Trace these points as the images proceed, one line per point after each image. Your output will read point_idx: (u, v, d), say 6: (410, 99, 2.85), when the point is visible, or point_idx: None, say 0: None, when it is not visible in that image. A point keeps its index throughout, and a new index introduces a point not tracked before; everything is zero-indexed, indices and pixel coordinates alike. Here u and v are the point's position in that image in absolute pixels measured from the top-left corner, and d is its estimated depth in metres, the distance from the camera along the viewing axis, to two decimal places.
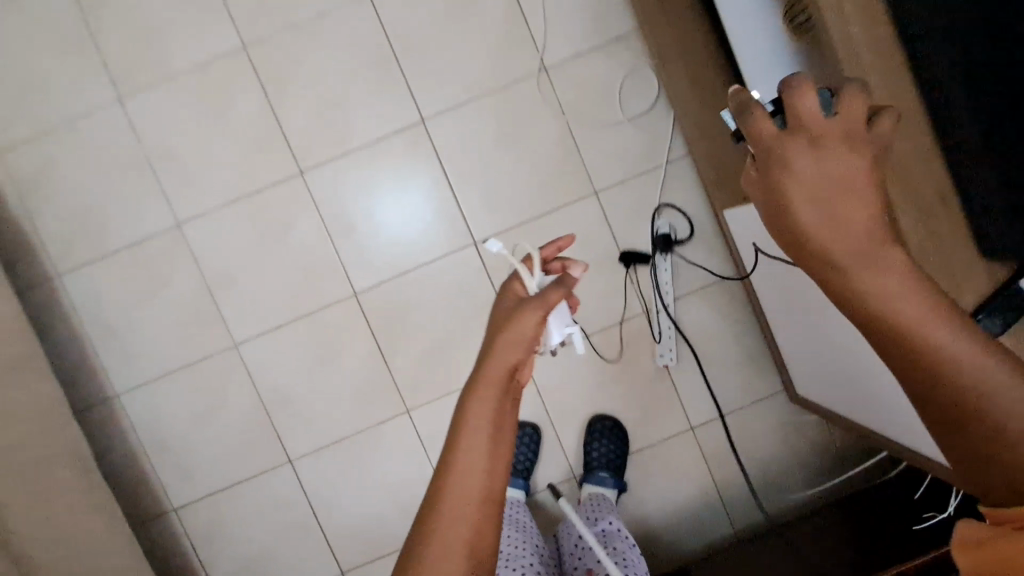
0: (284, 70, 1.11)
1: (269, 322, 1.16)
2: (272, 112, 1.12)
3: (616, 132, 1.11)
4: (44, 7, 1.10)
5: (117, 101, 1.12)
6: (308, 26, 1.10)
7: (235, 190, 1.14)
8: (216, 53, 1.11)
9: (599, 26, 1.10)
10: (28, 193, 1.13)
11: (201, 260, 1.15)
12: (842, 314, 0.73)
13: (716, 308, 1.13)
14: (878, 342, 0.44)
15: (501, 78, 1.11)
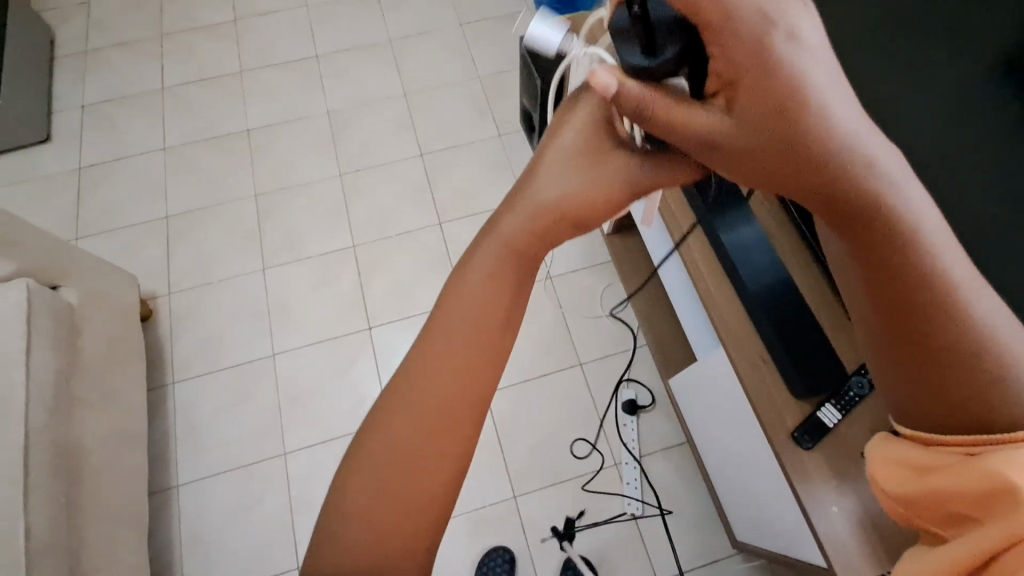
0: (376, 262, 1.66)
1: (316, 437, 1.46)
2: (361, 286, 1.63)
3: (597, 323, 1.55)
4: (236, 212, 1.74)
5: (261, 269, 1.65)
6: (398, 238, 1.69)
7: (320, 335, 1.57)
8: (335, 247, 1.68)
9: (588, 254, 1.64)
10: (176, 322, 1.59)
11: (280, 382, 1.52)
12: (744, 448, 1.05)
13: (672, 466, 1.40)
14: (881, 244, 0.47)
15: None
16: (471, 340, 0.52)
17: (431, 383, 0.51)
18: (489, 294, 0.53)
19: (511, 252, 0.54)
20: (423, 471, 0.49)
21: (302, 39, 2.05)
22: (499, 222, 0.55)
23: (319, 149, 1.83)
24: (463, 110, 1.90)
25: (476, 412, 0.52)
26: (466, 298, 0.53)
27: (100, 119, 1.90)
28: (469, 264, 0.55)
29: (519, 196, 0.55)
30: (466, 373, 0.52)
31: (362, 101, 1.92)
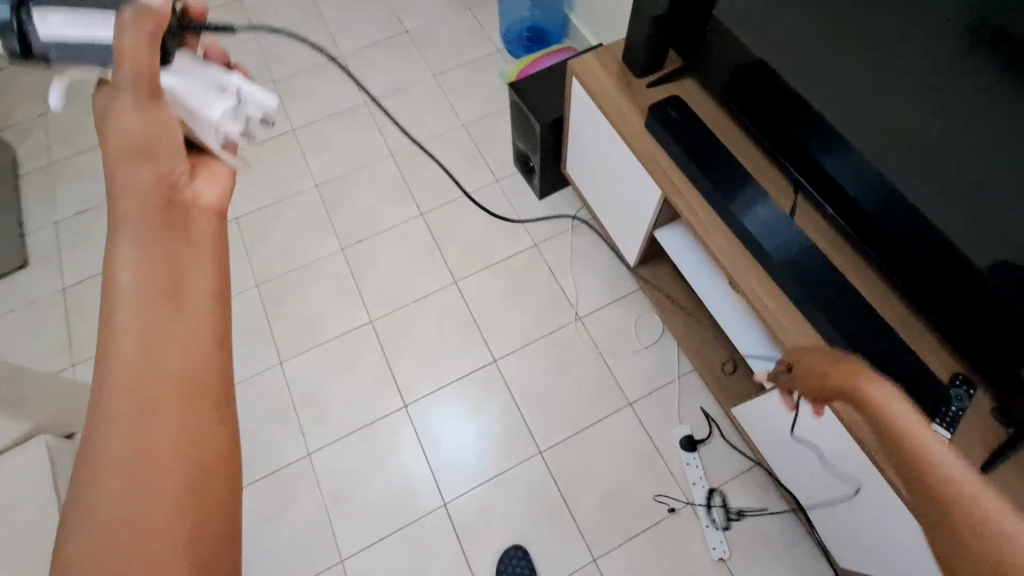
0: (398, 334, 1.59)
1: (373, 535, 1.37)
2: (387, 363, 1.55)
3: (638, 358, 1.51)
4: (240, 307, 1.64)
5: (278, 364, 1.56)
6: (417, 305, 1.63)
7: (355, 423, 1.48)
8: (353, 327, 1.60)
9: (613, 288, 1.61)
10: None
11: (322, 481, 1.42)
12: (836, 475, 1.02)
13: (747, 496, 1.35)
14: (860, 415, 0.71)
15: (550, 328, 1.57)
16: (146, 370, 0.54)
17: (136, 421, 0.52)
18: (139, 329, 0.55)
19: (146, 286, 0.57)
20: (188, 441, 0.53)
21: (275, 115, 2.00)
22: (117, 271, 0.57)
23: (316, 226, 1.77)
24: (456, 162, 1.86)
25: (216, 421, 0.55)
26: (141, 285, 0.57)
27: (77, 234, 1.79)
28: (100, 331, 0.55)
29: (112, 231, 0.59)
30: (149, 428, 0.52)
31: (351, 169, 1.87)
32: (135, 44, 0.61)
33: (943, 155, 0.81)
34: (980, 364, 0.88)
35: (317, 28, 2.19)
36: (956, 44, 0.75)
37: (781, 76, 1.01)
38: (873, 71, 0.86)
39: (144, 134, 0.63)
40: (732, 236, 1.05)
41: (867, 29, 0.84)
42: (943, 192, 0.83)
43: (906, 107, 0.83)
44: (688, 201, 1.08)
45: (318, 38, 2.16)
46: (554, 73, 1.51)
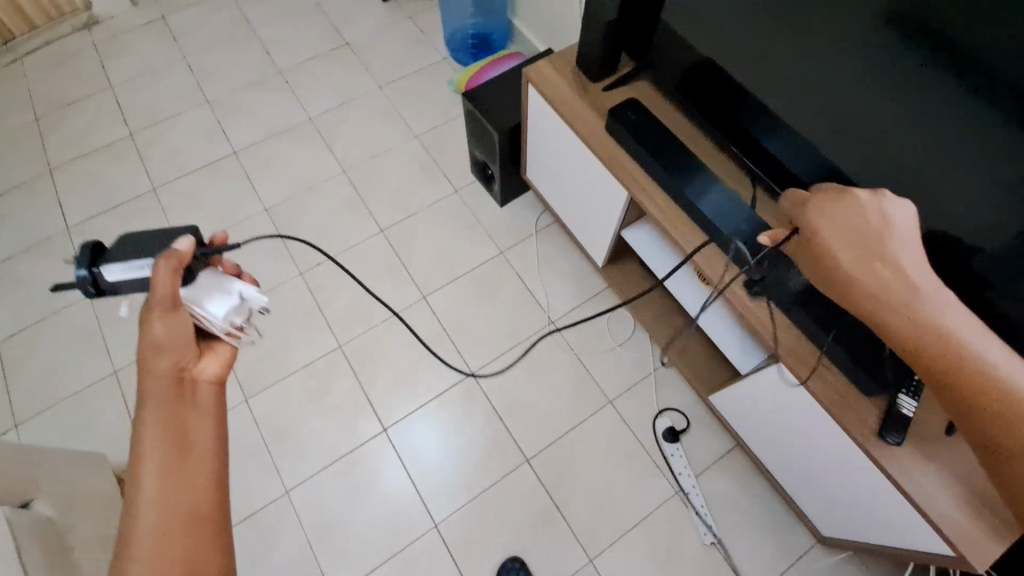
0: (370, 356, 1.54)
1: (364, 568, 1.32)
2: (362, 387, 1.50)
3: (613, 356, 1.54)
4: None
5: (245, 400, 1.48)
6: (387, 324, 1.58)
7: (334, 453, 1.43)
8: (321, 354, 1.54)
9: (582, 289, 1.62)
10: None
11: (304, 519, 1.36)
12: (814, 451, 1.07)
13: (731, 479, 1.40)
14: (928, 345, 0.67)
15: (525, 334, 1.57)
16: (165, 510, 0.68)
17: (155, 551, 0.65)
18: (159, 476, 0.69)
19: (164, 441, 0.71)
20: (189, 567, 0.66)
21: (216, 138, 1.89)
22: (140, 433, 0.72)
23: (271, 252, 1.68)
24: (413, 174, 1.83)
25: (216, 547, 0.68)
26: (160, 445, 0.71)
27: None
28: (130, 481, 0.70)
29: (142, 401, 0.74)
30: (162, 555, 0.65)
31: (304, 189, 1.80)
32: (161, 278, 0.72)
33: (889, 133, 0.87)
34: None
35: (252, 44, 2.10)
36: (884, 29, 0.79)
37: (732, 71, 1.05)
38: (814, 61, 0.91)
39: (172, 335, 0.75)
40: (698, 229, 1.08)
41: (802, 23, 0.89)
42: (896, 166, 0.89)
43: (849, 91, 0.88)
44: (653, 199, 1.10)
45: (255, 56, 2.07)
46: (506, 79, 1.50)
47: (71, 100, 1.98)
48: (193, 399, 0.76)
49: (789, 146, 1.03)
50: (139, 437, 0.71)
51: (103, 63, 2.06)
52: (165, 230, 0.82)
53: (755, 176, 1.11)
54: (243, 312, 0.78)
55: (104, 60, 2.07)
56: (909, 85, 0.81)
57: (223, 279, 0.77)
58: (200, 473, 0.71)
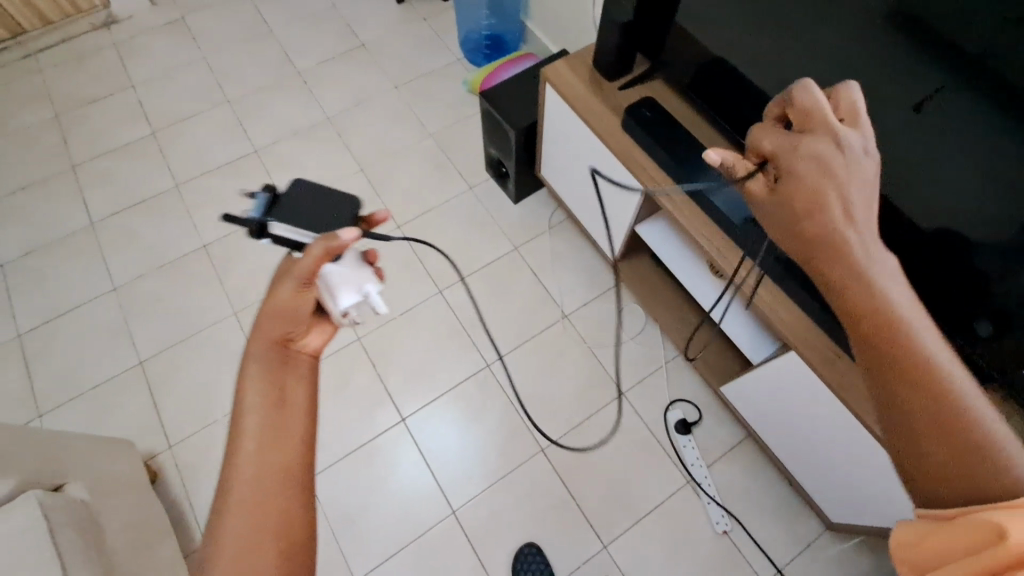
0: (388, 348, 1.58)
1: (384, 553, 1.36)
2: (380, 378, 1.54)
3: (625, 349, 1.57)
4: (219, 336, 1.59)
5: None
6: (404, 318, 1.62)
7: (354, 442, 1.47)
8: (340, 346, 1.58)
9: (595, 284, 1.66)
10: (188, 475, 1.42)
11: (326, 506, 1.40)
12: (824, 438, 1.10)
13: (741, 469, 1.43)
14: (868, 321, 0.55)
15: (539, 328, 1.60)
16: (262, 460, 0.71)
17: (253, 496, 0.70)
18: (258, 428, 0.72)
19: (265, 397, 0.74)
20: (283, 515, 0.70)
21: (235, 137, 1.94)
22: (245, 386, 0.75)
23: None
24: (428, 172, 1.87)
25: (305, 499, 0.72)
26: (260, 406, 0.73)
27: (28, 275, 1.68)
28: (232, 429, 0.73)
29: (248, 353, 0.77)
30: (260, 500, 0.70)
31: (322, 187, 1.84)
32: (313, 254, 0.72)
33: (898, 128, 0.90)
34: (942, 320, 0.98)
35: (270, 45, 2.15)
36: (888, 30, 0.83)
37: (742, 70, 1.09)
38: (822, 61, 0.94)
39: (293, 306, 0.75)
40: (711, 223, 1.12)
41: (810, 25, 0.93)
42: (905, 162, 0.92)
43: (858, 89, 0.92)
44: (668, 195, 1.14)
45: (272, 56, 2.12)
46: (521, 79, 1.54)
47: (93, 98, 2.03)
48: (294, 359, 0.79)
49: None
50: (243, 393, 0.74)
51: (123, 63, 2.11)
52: (339, 198, 0.83)
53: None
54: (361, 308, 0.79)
55: (125, 60, 2.12)
56: (914, 83, 0.84)
57: (363, 269, 0.78)
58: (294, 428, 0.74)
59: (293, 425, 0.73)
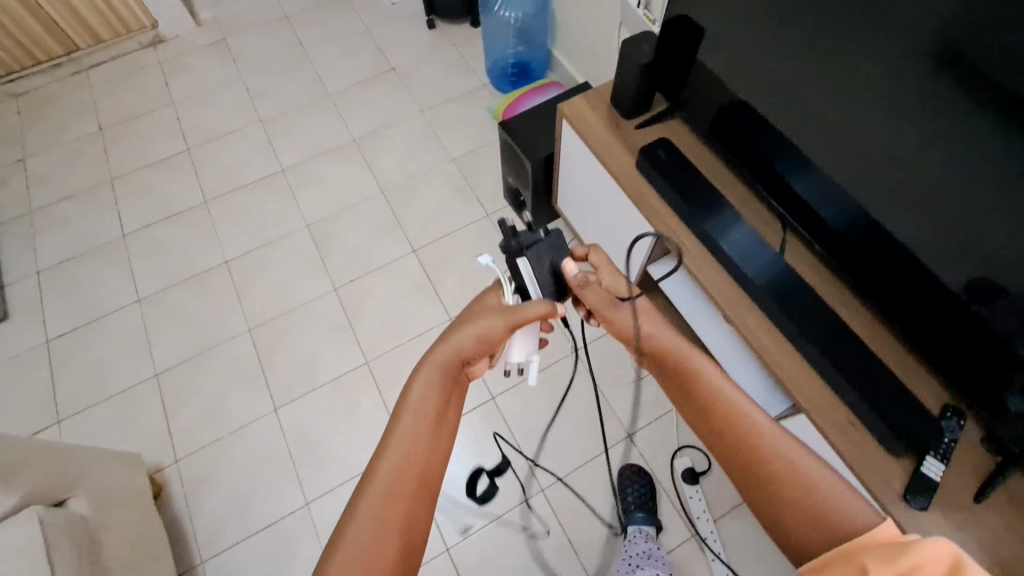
0: (394, 374, 1.58)
1: None
2: (384, 405, 1.53)
3: (635, 389, 1.52)
4: (232, 352, 1.62)
5: (273, 410, 1.53)
6: (414, 344, 1.62)
7: (353, 468, 1.46)
8: (347, 369, 1.58)
9: None
10: (191, 491, 1.44)
11: (321, 533, 1.39)
12: None
13: (751, 526, 1.36)
14: (720, 415, 0.80)
15: (547, 362, 1.57)
16: (416, 454, 0.76)
17: (401, 483, 0.73)
18: (421, 425, 0.77)
19: (430, 399, 0.79)
20: (417, 511, 0.74)
21: (264, 155, 1.99)
22: (416, 381, 0.79)
23: (309, 267, 1.75)
24: (447, 197, 1.87)
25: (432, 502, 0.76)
26: (427, 408, 0.78)
27: (61, 282, 1.76)
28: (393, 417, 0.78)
29: (428, 354, 0.81)
30: (405, 491, 0.73)
31: (343, 207, 1.87)
32: (534, 309, 0.78)
33: (927, 182, 0.85)
34: (971, 394, 0.90)
35: (304, 67, 2.21)
36: (918, 79, 0.79)
37: (762, 102, 1.05)
38: (848, 109, 0.90)
39: (491, 335, 0.79)
40: (723, 271, 1.07)
41: (835, 71, 0.89)
42: (933, 219, 0.86)
43: (884, 139, 0.87)
44: (680, 238, 1.10)
45: (306, 78, 2.18)
46: (541, 112, 1.54)
47: (136, 114, 2.13)
48: (460, 376, 0.84)
49: (823, 192, 1.01)
50: (410, 393, 0.79)
51: (166, 81, 2.21)
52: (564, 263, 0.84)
53: (785, 222, 1.09)
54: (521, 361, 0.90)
55: (169, 78, 2.22)
56: (945, 136, 0.79)
57: (536, 338, 0.89)
58: (445, 439, 0.79)
59: (446, 438, 0.79)
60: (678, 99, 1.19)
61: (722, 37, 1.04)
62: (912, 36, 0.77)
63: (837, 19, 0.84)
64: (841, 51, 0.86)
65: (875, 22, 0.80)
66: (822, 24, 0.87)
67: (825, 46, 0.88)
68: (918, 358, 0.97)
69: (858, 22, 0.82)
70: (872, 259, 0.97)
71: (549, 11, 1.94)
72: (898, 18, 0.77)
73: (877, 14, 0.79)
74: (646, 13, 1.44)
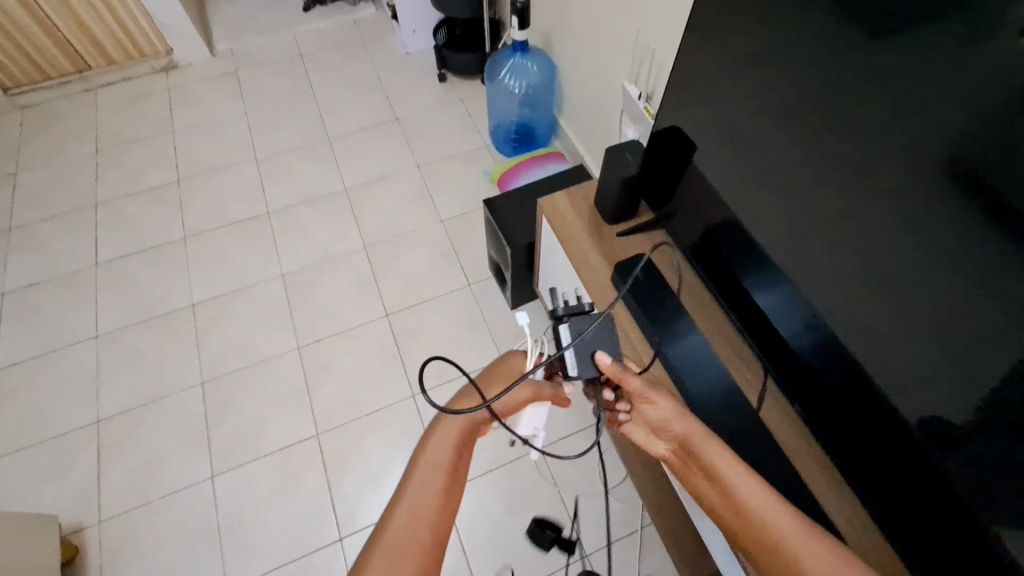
0: (344, 452, 1.48)
1: None
2: (328, 486, 1.44)
3: (598, 502, 1.40)
4: (180, 406, 1.54)
5: (210, 477, 1.44)
6: (370, 420, 1.53)
7: (283, 555, 1.35)
8: (297, 440, 1.49)
9: (579, 418, 1.52)
10: (108, 558, 1.34)
11: None
12: None
13: None
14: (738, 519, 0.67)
15: (507, 458, 1.46)
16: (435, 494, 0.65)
17: (418, 529, 0.62)
18: (440, 465, 0.66)
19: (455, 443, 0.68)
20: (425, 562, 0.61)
21: (252, 195, 1.95)
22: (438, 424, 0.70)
23: (276, 322, 1.68)
24: (430, 260, 1.80)
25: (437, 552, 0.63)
26: (445, 450, 0.67)
27: (23, 308, 1.71)
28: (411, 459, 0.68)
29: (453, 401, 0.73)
30: (417, 532, 0.62)
31: (321, 259, 1.80)
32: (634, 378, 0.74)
33: (917, 324, 0.67)
34: None
35: (309, 108, 2.19)
36: (912, 195, 0.62)
37: (744, 192, 0.89)
38: (834, 217, 0.74)
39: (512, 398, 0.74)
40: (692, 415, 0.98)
41: (820, 171, 0.73)
42: (920, 373, 0.68)
43: (870, 261, 0.70)
44: (650, 368, 1.03)
45: (309, 120, 2.15)
46: (530, 194, 1.46)
47: (134, 139, 2.12)
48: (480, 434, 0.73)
49: (802, 328, 0.86)
50: (430, 443, 0.68)
51: (171, 108, 2.21)
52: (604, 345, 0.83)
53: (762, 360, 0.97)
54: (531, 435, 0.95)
55: (173, 106, 2.21)
56: (940, 271, 0.61)
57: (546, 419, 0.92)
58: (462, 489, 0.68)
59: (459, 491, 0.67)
60: (663, 212, 1.10)
61: (708, 148, 0.93)
62: (906, 143, 0.61)
63: (824, 109, 0.69)
64: (827, 148, 0.71)
65: (866, 121, 0.64)
66: (809, 113, 0.71)
67: (811, 139, 0.73)
68: (887, 535, 0.80)
69: (845, 115, 0.66)
70: (851, 407, 0.81)
71: (556, 82, 1.85)
72: (891, 118, 0.61)
73: (868, 112, 0.64)
74: (646, 106, 1.36)
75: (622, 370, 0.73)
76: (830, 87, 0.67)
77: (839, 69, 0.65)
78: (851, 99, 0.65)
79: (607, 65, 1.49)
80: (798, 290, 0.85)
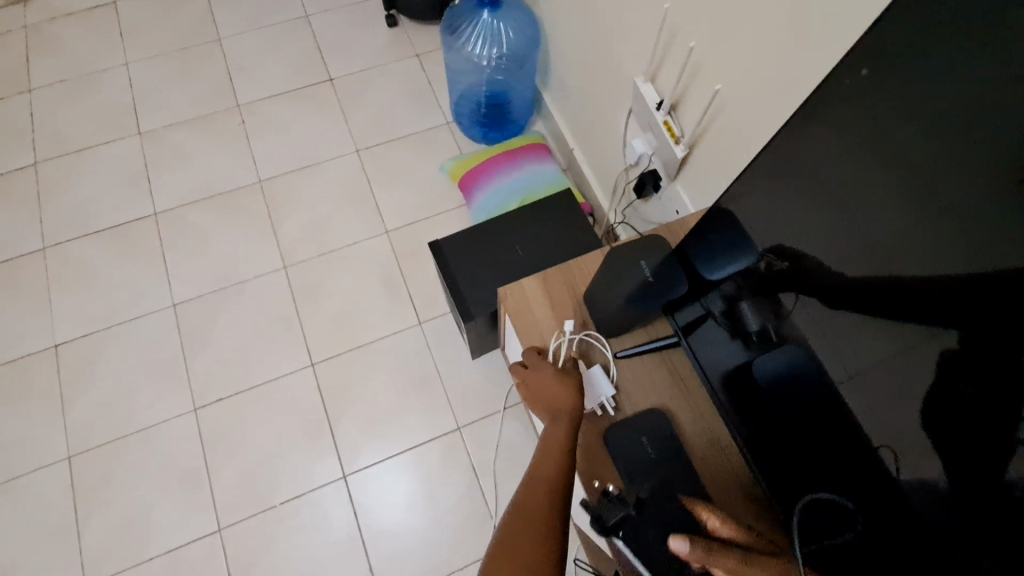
0: (254, 553, 1.17)
1: None
2: None
3: None
4: (41, 492, 1.19)
5: None
6: (287, 509, 1.20)
7: None
8: (189, 539, 1.17)
9: None
10: None
11: None
12: None
13: None
14: None
15: (459, 562, 1.18)
16: (548, 449, 0.67)
17: (541, 479, 0.64)
18: (549, 433, 0.69)
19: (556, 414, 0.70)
20: (553, 503, 0.62)
21: (134, 190, 1.47)
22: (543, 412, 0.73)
23: (169, 374, 1.29)
24: (368, 289, 1.38)
25: (552, 494, 0.63)
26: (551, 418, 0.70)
27: None
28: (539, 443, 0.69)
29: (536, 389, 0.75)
30: (540, 476, 0.65)
31: (226, 283, 1.38)
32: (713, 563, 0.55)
33: (990, 396, 0.39)
34: None
35: (214, 60, 1.63)
36: (995, 216, 0.36)
37: (733, 191, 0.60)
38: (897, 255, 0.44)
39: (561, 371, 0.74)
40: None
41: (851, 177, 0.46)
42: (984, 508, 0.40)
43: (905, 315, 0.45)
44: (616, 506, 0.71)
45: (212, 79, 1.61)
46: (491, 225, 1.04)
47: None
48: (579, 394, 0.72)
49: (802, 398, 0.59)
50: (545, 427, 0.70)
51: (27, 57, 1.64)
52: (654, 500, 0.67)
53: (736, 434, 0.70)
54: (600, 403, 0.75)
55: (30, 53, 1.65)
56: None
57: (598, 387, 0.75)
58: (558, 436, 0.68)
59: (558, 440, 0.67)
60: (670, 303, 0.75)
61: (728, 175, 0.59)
62: (993, 131, 0.35)
63: (853, 84, 0.43)
64: (860, 145, 0.44)
65: (960, 90, 0.36)
66: (827, 89, 0.45)
67: (867, 133, 0.44)
68: None
69: (937, 81, 0.37)
70: (846, 490, 0.56)
71: (541, 45, 1.35)
72: (972, 94, 0.35)
73: (982, 79, 0.35)
74: (666, 120, 0.92)
75: (707, 552, 0.55)
76: (918, 39, 0.37)
77: (910, 22, 0.37)
78: (924, 59, 0.38)
79: (612, 42, 1.02)
80: (808, 343, 0.56)
